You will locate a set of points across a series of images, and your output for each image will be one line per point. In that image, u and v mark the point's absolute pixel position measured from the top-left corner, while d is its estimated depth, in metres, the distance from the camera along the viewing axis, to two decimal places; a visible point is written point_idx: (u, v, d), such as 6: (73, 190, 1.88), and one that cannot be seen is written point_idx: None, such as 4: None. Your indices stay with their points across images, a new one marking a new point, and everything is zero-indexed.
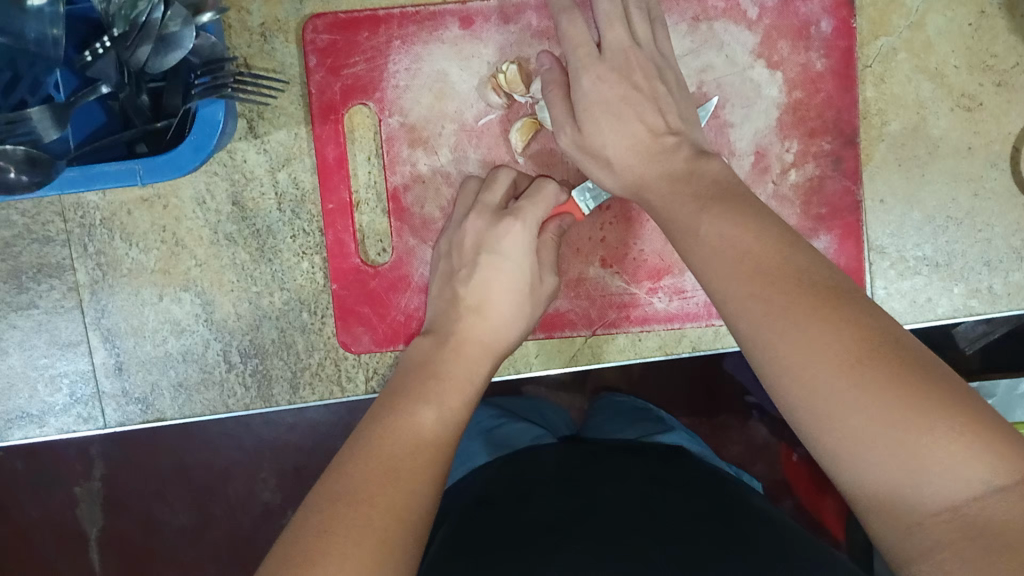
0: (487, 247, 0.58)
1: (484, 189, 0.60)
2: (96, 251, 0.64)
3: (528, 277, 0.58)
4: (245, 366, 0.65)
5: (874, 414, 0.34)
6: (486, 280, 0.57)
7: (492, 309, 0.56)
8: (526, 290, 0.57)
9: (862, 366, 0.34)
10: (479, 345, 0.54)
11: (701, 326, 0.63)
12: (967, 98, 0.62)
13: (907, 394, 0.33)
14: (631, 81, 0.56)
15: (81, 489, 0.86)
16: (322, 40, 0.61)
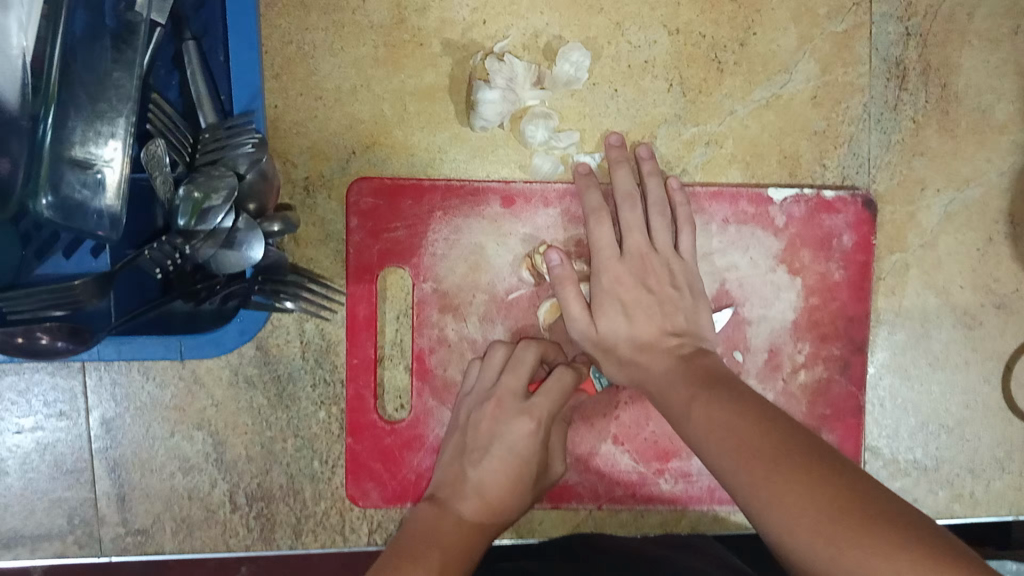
0: (499, 433, 0.58)
1: (509, 368, 0.60)
2: (111, 381, 0.64)
3: (534, 465, 0.59)
4: (251, 508, 0.65)
5: (855, 553, 0.37)
6: (495, 467, 0.58)
7: (493, 491, 0.57)
8: (532, 477, 0.59)
9: (838, 517, 0.39)
10: (475, 523, 0.56)
11: (703, 509, 0.65)
12: (969, 316, 0.66)
13: (880, 545, 0.37)
14: (645, 284, 0.60)
15: None
16: (365, 202, 0.62)
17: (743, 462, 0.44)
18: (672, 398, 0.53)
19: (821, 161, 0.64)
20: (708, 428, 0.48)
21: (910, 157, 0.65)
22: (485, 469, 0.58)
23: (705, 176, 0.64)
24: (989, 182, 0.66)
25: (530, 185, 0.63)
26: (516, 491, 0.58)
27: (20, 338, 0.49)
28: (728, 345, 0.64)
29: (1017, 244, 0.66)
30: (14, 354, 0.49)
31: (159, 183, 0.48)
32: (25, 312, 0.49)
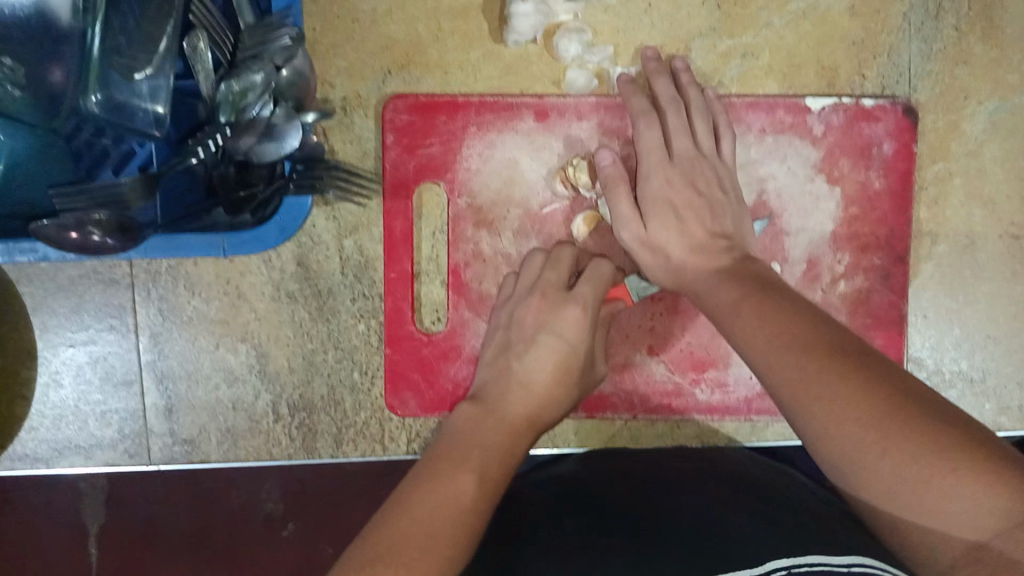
0: (546, 325, 0.59)
1: (549, 266, 0.61)
2: (158, 297, 0.66)
3: (581, 360, 0.59)
4: (293, 418, 0.67)
5: (897, 467, 0.36)
6: (540, 359, 0.58)
7: (539, 386, 0.57)
8: (576, 371, 0.59)
9: (882, 420, 0.37)
10: (525, 420, 0.56)
11: (740, 419, 0.67)
12: (1015, 226, 0.65)
13: (923, 448, 0.35)
14: (694, 186, 0.58)
15: None
16: (400, 119, 0.62)
17: (790, 365, 0.41)
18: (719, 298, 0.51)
19: (860, 71, 0.63)
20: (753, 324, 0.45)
21: (953, 65, 0.63)
22: (529, 366, 0.58)
23: (741, 88, 0.64)
24: None
25: (564, 99, 0.62)
26: (560, 389, 0.58)
27: (74, 233, 0.52)
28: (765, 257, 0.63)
29: None
30: (71, 249, 0.53)
31: (203, 81, 0.51)
32: (75, 209, 0.51)
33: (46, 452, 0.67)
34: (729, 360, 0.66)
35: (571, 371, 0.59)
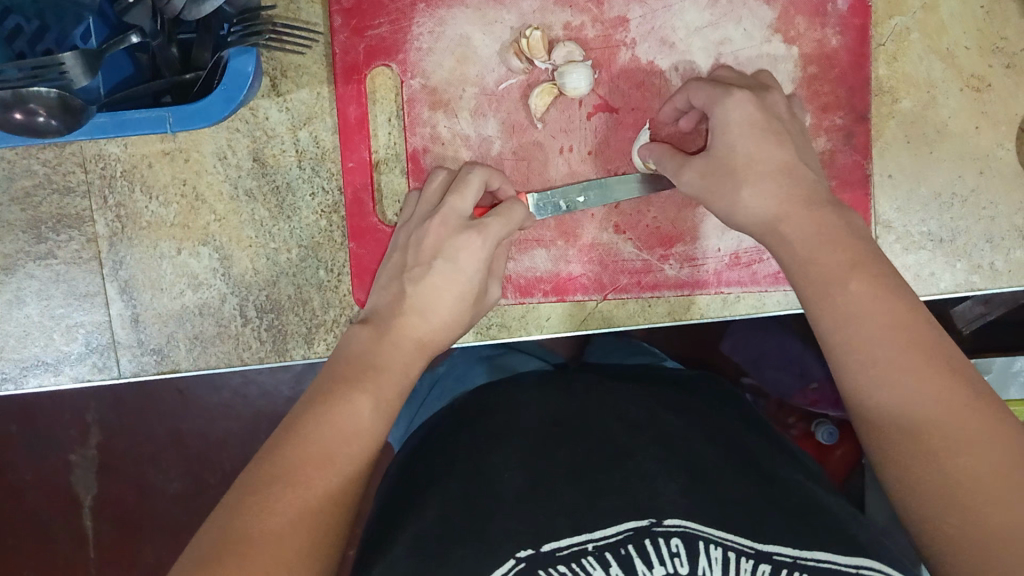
0: (444, 253, 0.53)
1: (454, 192, 0.55)
2: (116, 204, 0.65)
3: (476, 287, 0.53)
4: (261, 321, 0.65)
5: (924, 411, 0.40)
6: (436, 289, 0.52)
7: (435, 314, 0.52)
8: (471, 299, 0.53)
9: (942, 387, 0.40)
10: (416, 344, 0.50)
11: (711, 293, 0.65)
12: (976, 79, 0.64)
13: (948, 405, 0.39)
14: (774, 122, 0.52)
15: (76, 456, 0.94)
16: (348, 0, 0.62)
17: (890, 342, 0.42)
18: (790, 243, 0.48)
19: None
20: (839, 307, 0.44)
21: None
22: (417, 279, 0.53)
23: None
24: None
25: None
26: (457, 315, 0.52)
27: (18, 112, 0.50)
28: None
29: None
30: (16, 133, 0.52)
31: None
32: (11, 85, 0.49)
33: (14, 372, 0.66)
34: (696, 232, 0.64)
35: (454, 294, 0.52)
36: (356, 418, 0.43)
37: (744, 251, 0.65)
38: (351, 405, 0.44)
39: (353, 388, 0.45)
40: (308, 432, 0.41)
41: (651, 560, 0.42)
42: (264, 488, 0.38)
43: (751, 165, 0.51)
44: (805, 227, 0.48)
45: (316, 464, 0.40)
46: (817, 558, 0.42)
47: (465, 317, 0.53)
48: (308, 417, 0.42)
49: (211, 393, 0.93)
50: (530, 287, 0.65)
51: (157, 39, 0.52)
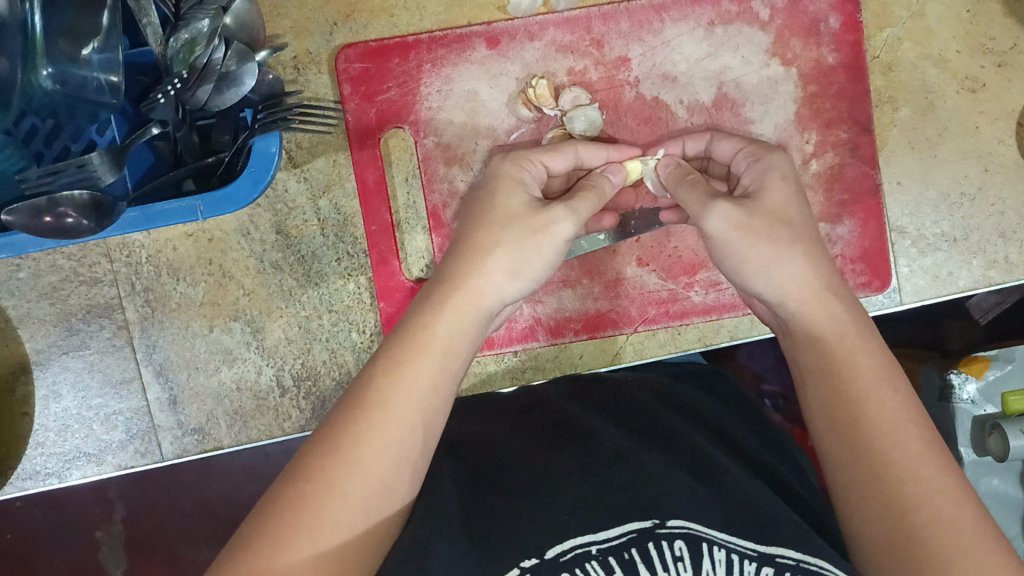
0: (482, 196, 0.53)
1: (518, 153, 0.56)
2: (144, 288, 0.66)
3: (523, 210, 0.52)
4: (298, 389, 0.65)
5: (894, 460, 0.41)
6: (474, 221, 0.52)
7: (478, 250, 0.50)
8: (528, 228, 0.50)
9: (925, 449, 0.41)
10: (468, 300, 0.49)
11: (739, 316, 0.66)
12: (971, 80, 0.66)
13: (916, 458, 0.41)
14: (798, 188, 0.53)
15: (102, 533, 0.88)
16: (355, 68, 0.63)
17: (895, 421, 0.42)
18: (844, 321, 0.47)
19: None
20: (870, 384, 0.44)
21: None
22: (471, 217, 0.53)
23: None
24: None
25: (511, 22, 0.63)
26: (511, 254, 0.50)
27: (48, 216, 0.51)
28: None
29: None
30: (48, 236, 0.52)
31: (151, 36, 0.49)
32: (37, 187, 0.51)
33: (57, 466, 0.66)
34: None
35: (502, 224, 0.51)
36: (417, 391, 0.44)
37: None
38: (415, 376, 0.44)
39: (421, 355, 0.45)
40: (366, 412, 0.42)
41: (656, 565, 0.42)
42: (309, 473, 0.40)
43: (793, 230, 0.51)
44: (833, 307, 0.48)
45: (369, 448, 0.41)
46: (819, 566, 0.42)
47: (517, 249, 0.50)
48: (371, 391, 0.43)
49: (231, 457, 0.85)
50: (560, 327, 0.66)
51: (181, 130, 0.52)
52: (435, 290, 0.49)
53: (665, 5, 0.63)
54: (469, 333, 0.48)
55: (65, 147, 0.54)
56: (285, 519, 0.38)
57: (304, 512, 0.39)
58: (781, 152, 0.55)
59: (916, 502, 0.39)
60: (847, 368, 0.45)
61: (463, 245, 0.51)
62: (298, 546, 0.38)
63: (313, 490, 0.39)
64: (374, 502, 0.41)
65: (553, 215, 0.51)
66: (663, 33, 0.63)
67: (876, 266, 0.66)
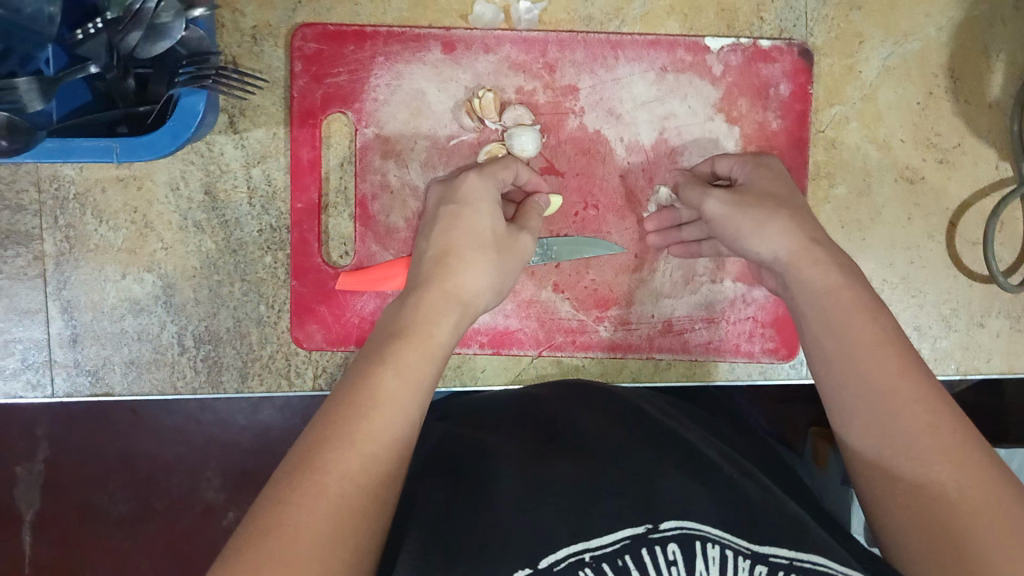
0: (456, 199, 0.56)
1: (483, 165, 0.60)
2: (66, 224, 0.66)
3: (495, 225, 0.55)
4: (198, 351, 0.66)
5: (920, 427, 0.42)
6: (446, 226, 0.55)
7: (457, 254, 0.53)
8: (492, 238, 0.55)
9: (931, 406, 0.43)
10: (443, 293, 0.51)
11: (643, 357, 0.67)
12: (911, 171, 0.66)
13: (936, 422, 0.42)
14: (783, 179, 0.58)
15: (22, 469, 0.88)
16: (309, 48, 0.64)
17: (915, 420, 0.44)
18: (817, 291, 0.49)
19: (759, 14, 0.65)
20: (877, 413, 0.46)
21: (848, 11, 0.65)
22: (447, 226, 0.55)
23: (643, 29, 0.65)
24: (928, 37, 0.66)
25: (470, 31, 0.64)
26: (485, 262, 0.54)
27: None
28: (637, 192, 0.66)
29: (959, 99, 0.66)
30: None
31: None
32: None
33: None
34: (630, 297, 0.66)
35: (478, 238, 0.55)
36: (407, 374, 0.44)
37: (677, 318, 0.67)
38: (406, 360, 0.45)
39: (405, 344, 0.46)
40: (362, 397, 0.42)
41: (648, 569, 0.42)
42: (311, 461, 0.39)
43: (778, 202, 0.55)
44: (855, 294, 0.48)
45: (368, 422, 0.41)
46: (813, 561, 0.42)
47: (487, 256, 0.54)
48: (360, 382, 0.44)
49: (166, 416, 0.86)
50: (466, 338, 0.66)
51: (112, 72, 0.53)
52: (414, 293, 0.51)
53: (622, 43, 0.64)
54: (455, 322, 0.50)
55: (10, 72, 0.52)
56: (288, 503, 0.37)
57: (305, 489, 0.37)
58: (769, 155, 0.60)
59: (934, 466, 0.40)
60: (829, 332, 0.47)
61: (441, 250, 0.54)
62: (307, 523, 0.36)
63: (315, 470, 0.38)
64: (380, 470, 0.40)
65: (523, 242, 0.57)
66: (616, 69, 0.64)
67: (783, 335, 0.67)
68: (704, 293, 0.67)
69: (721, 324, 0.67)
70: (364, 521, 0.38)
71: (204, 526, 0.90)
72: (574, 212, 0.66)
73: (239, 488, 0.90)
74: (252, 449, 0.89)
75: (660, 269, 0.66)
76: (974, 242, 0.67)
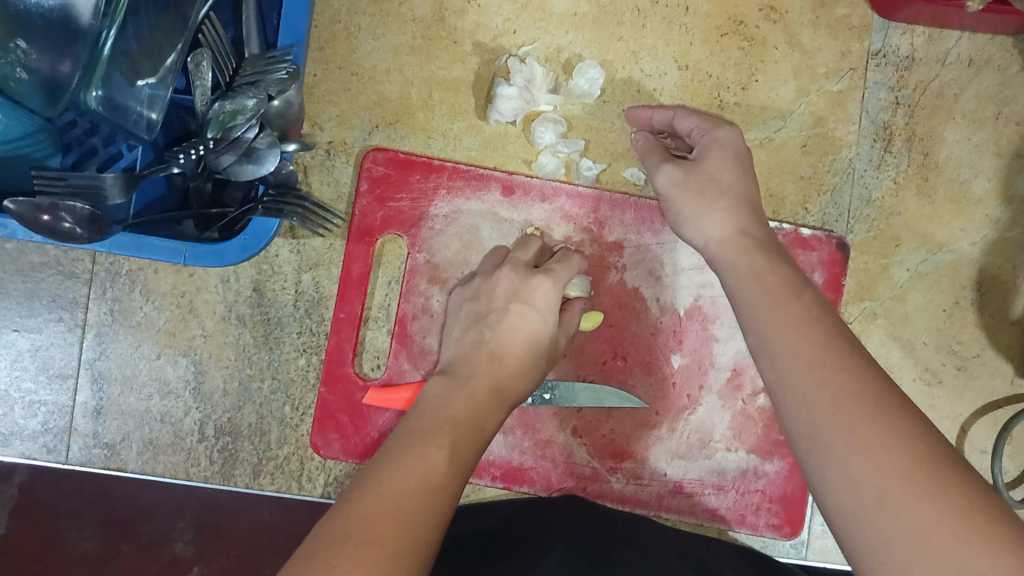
0: (521, 298, 0.60)
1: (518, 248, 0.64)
2: (113, 298, 0.68)
3: (550, 332, 0.60)
4: (216, 441, 0.67)
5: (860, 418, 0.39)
6: (512, 325, 0.59)
7: (510, 354, 0.58)
8: (547, 344, 0.60)
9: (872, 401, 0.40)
10: (493, 389, 0.55)
11: (650, 514, 0.68)
12: (930, 372, 0.69)
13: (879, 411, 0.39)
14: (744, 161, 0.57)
15: None
16: (377, 171, 0.67)
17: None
18: (749, 261, 0.51)
19: (805, 204, 0.69)
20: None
21: (888, 214, 0.69)
22: (510, 325, 0.59)
23: None
24: (961, 250, 0.69)
25: (530, 179, 0.67)
26: (533, 359, 0.59)
27: (45, 216, 0.53)
28: (665, 351, 0.68)
29: (983, 312, 0.69)
30: (38, 232, 0.54)
31: (199, 95, 0.55)
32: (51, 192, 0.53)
33: None
34: (647, 453, 0.67)
35: (533, 340, 0.59)
36: (434, 460, 0.47)
37: (689, 480, 0.68)
38: (435, 450, 0.47)
39: (435, 437, 0.49)
40: (387, 476, 0.44)
41: None
42: (343, 531, 0.40)
43: (724, 189, 0.56)
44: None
45: (395, 501, 0.42)
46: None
47: (537, 358, 0.59)
48: (391, 463, 0.46)
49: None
50: (480, 469, 0.67)
51: (196, 179, 0.56)
52: (468, 380, 0.55)
53: None
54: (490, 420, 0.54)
55: (95, 148, 0.58)
56: (319, 565, 0.38)
57: (341, 552, 0.38)
58: (729, 126, 0.58)
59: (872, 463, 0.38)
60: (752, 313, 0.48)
61: (491, 342, 0.59)
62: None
63: (355, 534, 0.40)
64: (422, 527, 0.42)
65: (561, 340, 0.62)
66: (662, 234, 0.67)
67: (791, 513, 0.68)
68: (718, 459, 0.68)
69: (730, 492, 0.68)
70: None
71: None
72: (604, 360, 0.68)
73: None
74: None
75: (679, 429, 0.68)
76: (982, 451, 0.69)
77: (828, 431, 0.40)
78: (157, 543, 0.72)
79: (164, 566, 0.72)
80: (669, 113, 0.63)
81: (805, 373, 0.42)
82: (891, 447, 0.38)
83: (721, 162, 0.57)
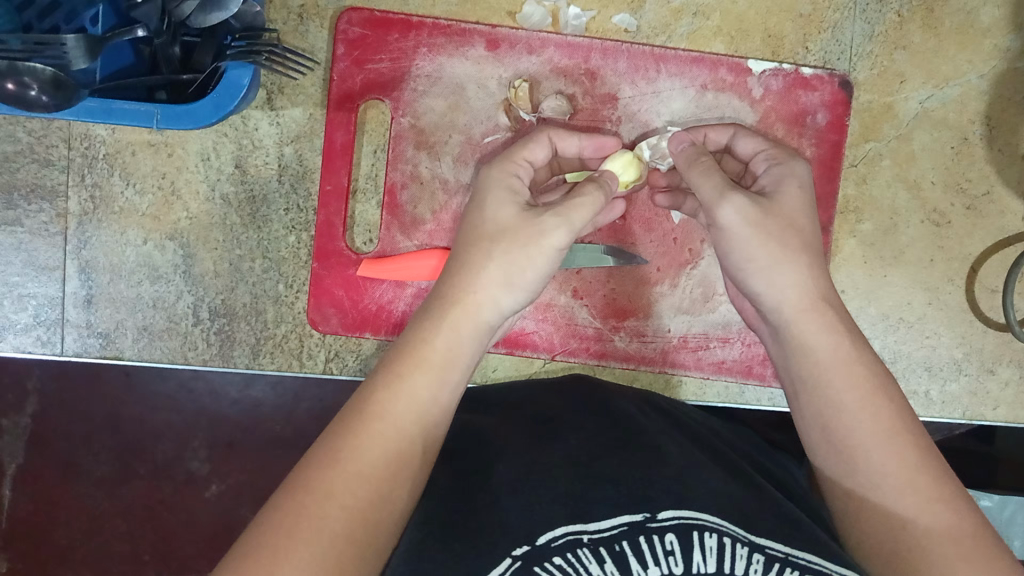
0: (478, 201, 0.54)
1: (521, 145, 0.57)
2: (92, 184, 0.65)
3: (519, 228, 0.51)
4: (212, 323, 0.66)
5: (912, 471, 0.45)
6: (478, 230, 0.52)
7: (475, 261, 0.51)
8: (526, 240, 0.50)
9: (910, 449, 0.45)
10: (462, 308, 0.50)
11: (655, 371, 0.68)
12: (938, 214, 0.67)
13: (919, 475, 0.45)
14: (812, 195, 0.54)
15: (8, 421, 0.82)
16: (353, 32, 0.64)
17: (905, 467, 0.45)
18: (837, 340, 0.49)
19: (804, 43, 0.66)
20: (880, 436, 0.46)
21: (893, 50, 0.66)
22: (474, 229, 0.52)
23: (689, 46, 0.66)
24: (968, 83, 0.66)
25: (516, 31, 0.64)
26: (507, 266, 0.50)
27: (9, 83, 0.51)
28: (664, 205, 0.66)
29: (992, 147, 0.66)
30: (8, 103, 0.52)
31: None
32: (9, 55, 0.50)
33: None
34: (650, 310, 0.67)
35: (493, 240, 0.51)
36: (416, 402, 0.45)
37: (693, 335, 0.67)
38: (414, 390, 0.46)
39: (419, 369, 0.47)
40: (362, 421, 0.44)
41: (646, 558, 0.46)
42: (311, 481, 0.40)
43: (804, 238, 0.51)
44: (828, 325, 0.49)
45: (368, 448, 0.43)
46: (807, 559, 0.45)
47: (510, 260, 0.50)
48: (371, 405, 0.45)
49: (156, 383, 0.81)
50: None
51: (161, 37, 0.54)
52: (436, 304, 0.50)
53: (665, 57, 0.65)
54: (468, 353, 0.49)
55: (56, 26, 0.54)
56: (284, 528, 0.38)
57: (289, 535, 0.38)
58: (802, 161, 0.55)
59: (917, 516, 0.44)
60: (815, 345, 0.49)
61: (458, 261, 0.52)
62: (299, 552, 0.37)
63: (295, 509, 0.39)
64: (366, 493, 0.41)
65: (542, 228, 0.50)
66: (657, 83, 0.65)
67: None
68: (723, 313, 0.67)
69: (736, 345, 0.67)
70: (361, 548, 0.39)
71: (186, 497, 0.86)
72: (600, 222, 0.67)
73: (227, 462, 0.86)
74: (240, 424, 0.84)
75: (681, 284, 0.67)
76: (993, 290, 0.67)
77: (880, 470, 0.45)
78: (173, 463, 0.84)
79: (182, 483, 0.85)
80: (727, 130, 0.60)
81: (867, 424, 0.46)
82: (936, 505, 0.44)
83: (799, 200, 0.53)
